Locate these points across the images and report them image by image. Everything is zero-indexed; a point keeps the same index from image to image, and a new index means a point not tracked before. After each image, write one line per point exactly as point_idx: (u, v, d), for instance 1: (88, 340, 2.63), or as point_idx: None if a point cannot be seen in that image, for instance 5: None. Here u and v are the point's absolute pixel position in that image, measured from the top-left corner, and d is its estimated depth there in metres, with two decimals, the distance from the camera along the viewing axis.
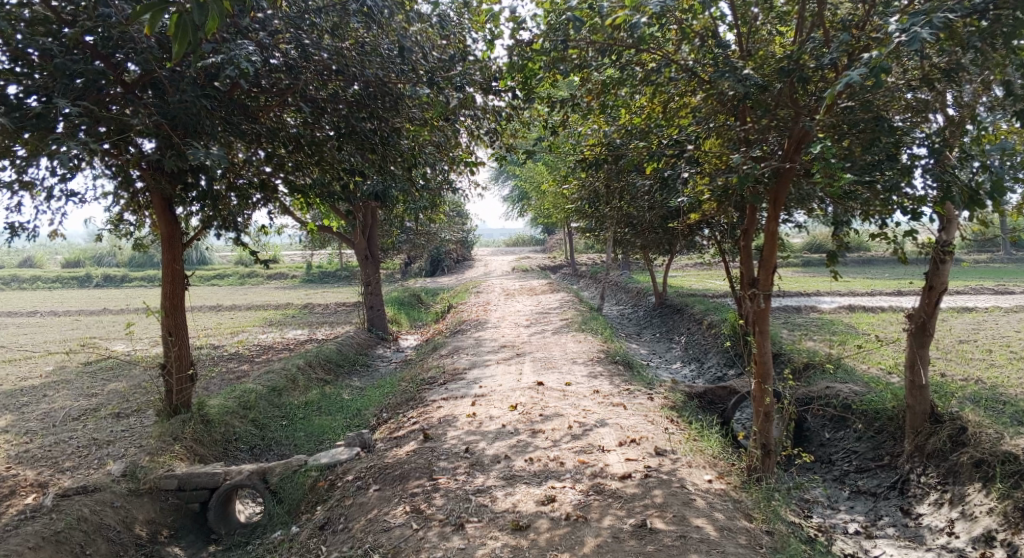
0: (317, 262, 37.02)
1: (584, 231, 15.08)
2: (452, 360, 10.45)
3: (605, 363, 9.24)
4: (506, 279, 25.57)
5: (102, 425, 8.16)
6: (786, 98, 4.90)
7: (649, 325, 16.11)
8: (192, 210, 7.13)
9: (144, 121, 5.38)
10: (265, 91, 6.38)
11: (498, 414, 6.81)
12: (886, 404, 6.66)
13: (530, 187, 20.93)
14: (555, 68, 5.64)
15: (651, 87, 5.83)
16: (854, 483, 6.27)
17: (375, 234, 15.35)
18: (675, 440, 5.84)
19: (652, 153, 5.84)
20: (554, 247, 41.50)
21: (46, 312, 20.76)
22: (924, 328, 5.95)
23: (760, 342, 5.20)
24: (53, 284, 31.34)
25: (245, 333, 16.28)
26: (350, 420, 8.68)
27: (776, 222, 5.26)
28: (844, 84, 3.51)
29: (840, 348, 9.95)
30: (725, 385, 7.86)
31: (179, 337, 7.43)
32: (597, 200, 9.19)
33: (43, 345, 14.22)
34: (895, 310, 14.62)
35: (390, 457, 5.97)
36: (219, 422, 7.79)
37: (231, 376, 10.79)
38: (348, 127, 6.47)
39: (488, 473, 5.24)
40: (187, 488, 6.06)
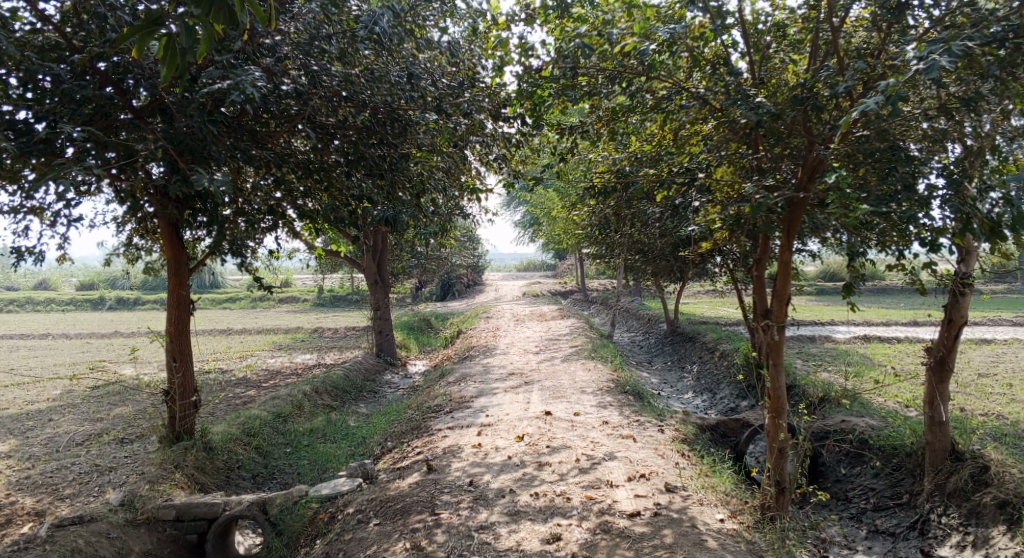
0: (329, 285, 37.17)
1: (594, 257, 14.99)
2: (459, 387, 10.31)
3: (615, 393, 9.05)
4: (517, 304, 25.49)
5: (105, 450, 8.08)
6: (800, 126, 4.82)
7: (660, 353, 15.89)
8: (199, 235, 7.12)
9: (152, 146, 5.38)
10: (275, 118, 6.38)
11: (504, 445, 6.65)
12: (905, 440, 6.42)
13: (541, 213, 20.94)
14: (565, 96, 5.60)
15: (661, 114, 5.77)
16: (872, 522, 6.01)
17: (386, 260, 15.33)
18: (686, 476, 5.65)
19: (663, 181, 5.77)
20: (564, 273, 41.42)
21: (58, 335, 20.91)
22: (943, 363, 5.74)
23: (774, 376, 5.03)
24: (67, 307, 31.65)
25: (254, 357, 16.25)
26: (355, 449, 8.54)
27: (790, 252, 5.13)
28: (860, 111, 3.43)
29: (855, 380, 9.71)
30: (737, 417, 7.66)
31: (184, 362, 7.36)
32: (608, 227, 9.12)
33: (53, 368, 14.24)
34: (912, 342, 14.31)
35: (393, 489, 5.82)
36: (221, 449, 7.70)
37: (237, 402, 10.71)
38: (357, 154, 6.46)
39: (492, 508, 5.08)
40: (185, 518, 5.96)
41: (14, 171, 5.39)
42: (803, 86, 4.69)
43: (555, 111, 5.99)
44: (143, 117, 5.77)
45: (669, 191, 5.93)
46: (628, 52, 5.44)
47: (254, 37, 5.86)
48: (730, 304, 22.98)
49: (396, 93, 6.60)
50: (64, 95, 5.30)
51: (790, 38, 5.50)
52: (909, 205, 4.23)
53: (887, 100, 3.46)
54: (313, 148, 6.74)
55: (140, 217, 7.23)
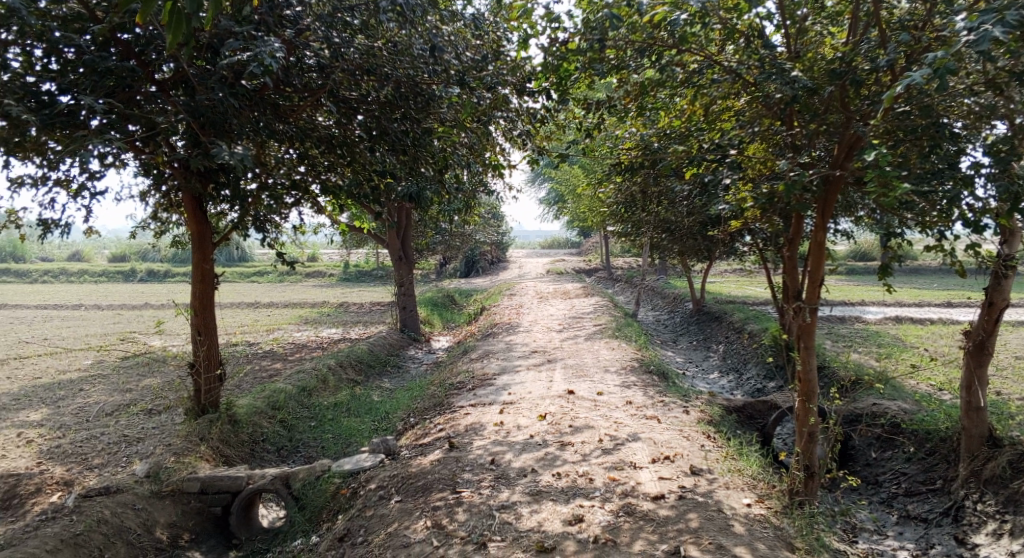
0: (354, 261, 37.44)
1: (620, 235, 14.79)
2: (481, 364, 10.28)
3: (639, 373, 8.94)
4: (541, 281, 25.36)
5: (134, 421, 8.24)
6: (839, 100, 4.56)
7: (686, 332, 15.69)
8: (222, 210, 7.11)
9: (174, 119, 5.33)
10: (297, 92, 6.26)
11: (526, 423, 6.61)
12: (940, 425, 6.20)
13: (566, 190, 20.69)
14: (591, 68, 5.39)
15: (692, 89, 5.54)
16: (903, 507, 5.81)
17: (409, 236, 15.30)
18: (712, 459, 5.54)
19: (692, 158, 5.56)
20: (589, 250, 41.11)
21: (92, 306, 21.42)
22: (983, 347, 5.50)
23: (805, 359, 4.83)
24: (100, 279, 32.40)
25: (280, 331, 16.45)
26: (377, 424, 8.59)
27: (825, 231, 4.91)
28: (907, 85, 3.18)
29: (887, 363, 9.44)
30: (765, 399, 7.49)
31: (208, 336, 7.42)
32: (635, 204, 8.93)
33: (86, 339, 14.59)
34: (947, 323, 13.90)
35: (415, 466, 5.82)
36: (247, 422, 7.79)
37: (263, 375, 10.85)
38: (380, 128, 6.35)
39: (513, 487, 5.04)
40: (209, 491, 6.05)
41: (39, 144, 5.40)
42: (846, 56, 4.43)
43: (582, 85, 5.79)
44: (166, 90, 5.73)
45: (699, 168, 5.72)
46: (658, 22, 5.20)
47: (275, 8, 5.75)
48: (757, 284, 22.56)
49: (418, 66, 6.45)
50: (88, 68, 5.27)
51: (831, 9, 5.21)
52: (956, 181, 3.99)
53: (934, 72, 3.18)
54: (336, 122, 6.64)
55: (164, 191, 7.24)
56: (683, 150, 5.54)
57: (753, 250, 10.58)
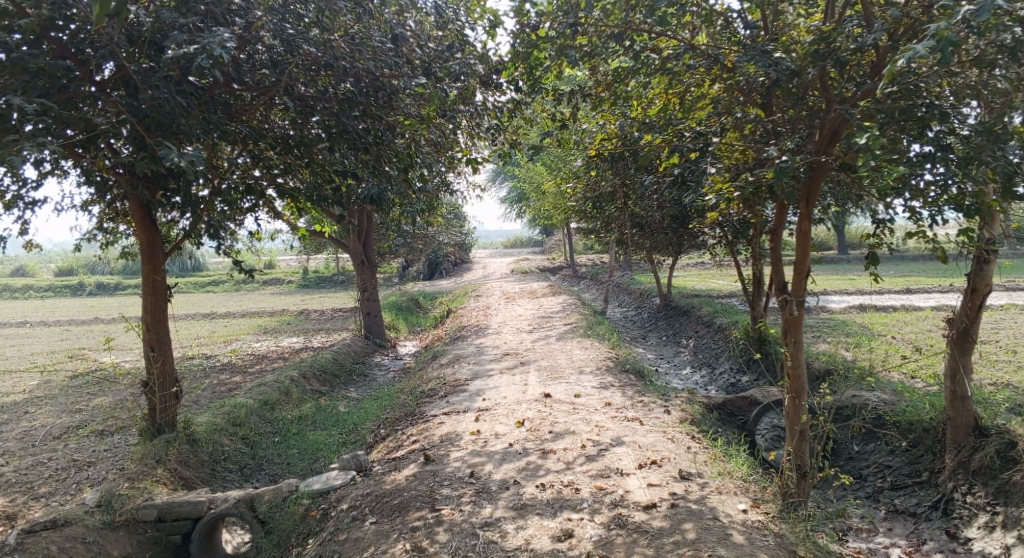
0: (314, 266, 36.56)
1: (587, 232, 14.66)
2: (452, 369, 9.95)
3: (615, 372, 8.76)
4: (507, 281, 25.12)
5: (84, 444, 7.67)
6: (820, 85, 4.47)
7: (654, 328, 15.62)
8: (172, 216, 6.64)
9: (114, 120, 4.89)
10: (250, 89, 5.88)
11: (504, 431, 6.34)
12: (922, 415, 6.16)
13: (531, 189, 20.46)
14: (564, 57, 5.16)
15: (665, 76, 5.35)
16: (890, 502, 5.76)
17: (372, 239, 14.84)
18: (700, 461, 5.36)
19: (671, 149, 5.37)
20: (552, 249, 41.08)
21: (37, 322, 20.29)
22: (966, 335, 5.47)
23: (794, 354, 4.69)
24: (45, 294, 30.84)
25: (239, 342, 15.79)
26: (346, 436, 8.20)
27: (810, 222, 4.79)
28: (908, 59, 3.19)
29: (858, 352, 9.46)
30: (744, 395, 7.37)
31: (162, 352, 6.91)
32: (605, 200, 8.75)
33: (30, 358, 13.71)
34: (908, 310, 14.15)
35: (389, 483, 5.48)
36: (206, 441, 7.31)
37: (223, 389, 10.30)
38: (340, 125, 5.99)
39: (496, 502, 4.75)
40: (168, 519, 5.59)
41: None
42: (831, 39, 4.30)
43: (553, 76, 5.56)
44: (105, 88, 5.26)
45: (677, 158, 5.54)
46: (634, 6, 4.99)
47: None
48: (721, 277, 22.71)
49: (378, 59, 6.10)
50: (13, 64, 4.79)
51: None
52: (948, 168, 3.95)
53: (936, 47, 3.20)
54: (291, 121, 6.27)
55: (108, 197, 6.73)
56: (661, 141, 5.32)
57: (721, 244, 10.53)
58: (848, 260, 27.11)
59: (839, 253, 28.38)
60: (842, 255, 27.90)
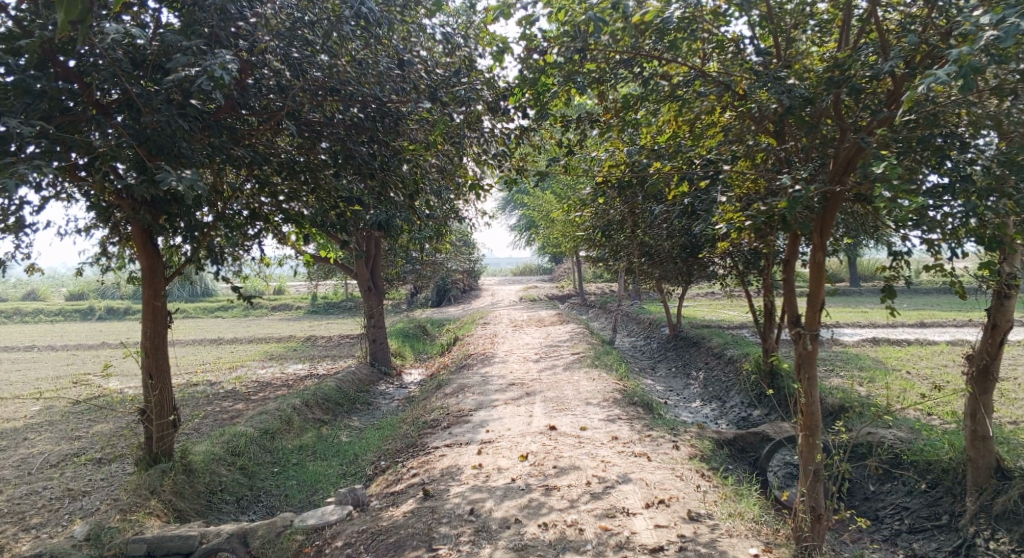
0: (322, 292, 36.59)
1: (595, 260, 14.55)
2: (457, 399, 9.76)
3: (622, 404, 8.55)
4: (515, 309, 24.96)
5: (80, 472, 7.52)
6: (834, 112, 4.36)
7: (663, 359, 15.37)
8: (175, 242, 6.59)
9: (117, 143, 4.86)
10: (257, 114, 5.87)
11: (507, 465, 6.14)
12: (941, 455, 5.92)
13: (539, 217, 20.42)
14: (572, 83, 5.11)
15: (674, 103, 5.27)
16: (909, 546, 5.49)
17: (379, 266, 14.78)
18: (710, 501, 5.14)
19: (680, 175, 5.28)
20: (561, 278, 40.98)
21: (45, 346, 20.29)
22: (987, 372, 5.27)
23: (808, 391, 4.49)
24: (55, 318, 30.98)
25: (244, 368, 15.67)
26: (346, 468, 8.02)
27: (823, 253, 4.64)
28: (928, 85, 3.09)
29: (871, 387, 9.21)
30: (756, 430, 7.13)
31: (161, 379, 6.80)
32: (613, 227, 8.63)
33: (35, 382, 13.64)
34: (923, 344, 13.86)
35: (386, 519, 5.29)
36: (203, 471, 7.14)
37: (225, 417, 10.16)
38: (345, 151, 5.96)
39: (495, 542, 4.55)
40: (157, 555, 5.34)
41: None
42: (844, 66, 4.21)
43: (559, 102, 5.50)
44: (111, 113, 5.25)
45: (686, 186, 5.44)
46: (642, 32, 4.95)
47: (227, 22, 5.33)
48: (731, 308, 22.45)
49: (384, 85, 6.07)
50: (17, 88, 4.78)
51: (818, 18, 5.02)
52: (967, 199, 3.81)
53: (959, 73, 3.11)
54: (298, 147, 6.24)
55: (112, 222, 6.70)
56: (670, 169, 5.22)
57: (732, 274, 10.36)
58: (859, 292, 26.81)
59: (850, 285, 28.07)
60: (853, 287, 27.59)
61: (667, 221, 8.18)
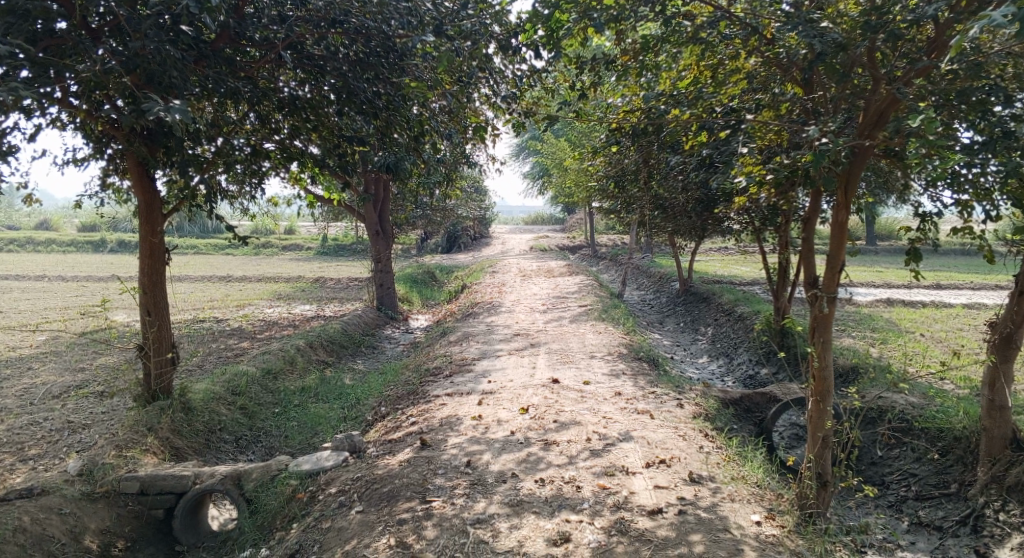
0: (333, 234, 36.44)
1: (607, 211, 14.19)
2: (460, 347, 9.66)
3: (628, 359, 8.40)
4: (524, 258, 24.75)
5: (82, 405, 7.52)
6: (867, 61, 3.94)
7: (672, 314, 15.19)
8: (171, 177, 6.35)
9: (103, 69, 4.56)
10: (257, 45, 5.54)
11: (507, 417, 6.04)
12: (955, 423, 5.71)
13: (552, 164, 19.93)
14: (588, 19, 4.70)
15: (696, 46, 4.88)
16: (914, 513, 5.33)
17: (387, 209, 14.51)
18: (712, 463, 5.00)
19: (700, 124, 4.90)
20: (573, 227, 40.52)
21: (55, 277, 20.40)
22: (1010, 341, 4.92)
23: (821, 354, 4.24)
24: (68, 249, 31.13)
25: (251, 307, 15.65)
26: (347, 412, 7.99)
27: (847, 209, 4.31)
28: (984, 27, 2.69)
29: (883, 348, 8.98)
30: (763, 391, 6.96)
31: (159, 317, 6.69)
32: (627, 178, 8.29)
33: (43, 313, 13.69)
34: (938, 307, 13.55)
35: (381, 468, 5.22)
36: (203, 410, 7.11)
37: (229, 355, 10.14)
38: (347, 87, 5.62)
39: (490, 497, 4.45)
40: (150, 493, 5.52)
41: None
42: (885, 9, 3.81)
43: (576, 42, 5.11)
44: (102, 37, 4.94)
45: (706, 135, 5.07)
46: None
47: None
48: (743, 263, 22.12)
49: (387, 16, 5.68)
50: None
51: None
52: (1012, 157, 3.48)
53: (1019, 14, 2.74)
54: (299, 83, 5.91)
55: (108, 154, 6.46)
56: (690, 117, 4.85)
57: (747, 230, 10.01)
58: (876, 251, 26.27)
59: (867, 243, 27.48)
60: (870, 246, 27.02)
61: (683, 171, 7.83)
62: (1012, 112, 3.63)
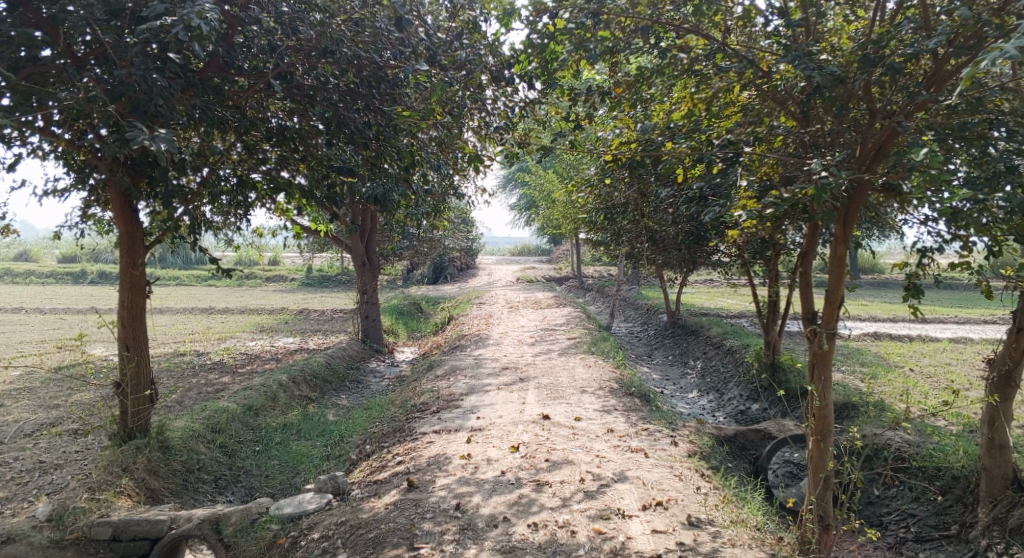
0: (318, 265, 36.17)
1: (595, 243, 14.19)
2: (448, 382, 9.46)
3: (618, 394, 8.26)
4: (511, 290, 24.65)
5: (54, 444, 7.20)
6: (864, 95, 4.01)
7: (660, 347, 15.09)
8: (154, 208, 6.20)
9: (86, 98, 4.45)
10: (245, 75, 5.48)
11: (497, 456, 5.85)
12: (953, 462, 5.62)
13: (539, 196, 20.01)
14: (582, 51, 4.68)
15: (690, 78, 4.94)
16: (915, 555, 5.19)
17: (374, 241, 14.38)
18: (710, 505, 4.85)
19: (697, 157, 4.87)
20: (559, 259, 40.59)
21: (33, 309, 19.93)
22: (1009, 378, 4.88)
23: (821, 393, 4.15)
24: (47, 280, 30.56)
25: (233, 339, 15.34)
26: (330, 449, 7.73)
27: (845, 244, 4.25)
28: (990, 62, 2.67)
29: (874, 383, 8.93)
30: (757, 428, 6.83)
31: (137, 352, 6.46)
32: (616, 211, 8.27)
33: (18, 346, 13.31)
34: (925, 340, 13.59)
35: (367, 511, 5.01)
36: (181, 449, 6.84)
37: (209, 391, 9.85)
38: (337, 118, 5.53)
39: (481, 543, 4.26)
40: (123, 538, 5.21)
41: None
42: (883, 42, 3.83)
43: (569, 74, 5.09)
44: (87, 67, 4.85)
45: (701, 168, 5.04)
46: None
47: None
48: (730, 296, 22.19)
49: (379, 47, 5.62)
50: None
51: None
52: (1012, 194, 3.46)
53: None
54: (287, 114, 5.83)
55: (89, 184, 6.30)
56: (684, 149, 4.82)
57: (736, 263, 10.01)
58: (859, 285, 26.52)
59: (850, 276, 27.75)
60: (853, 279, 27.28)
61: (673, 205, 7.82)
62: (1008, 150, 3.63)
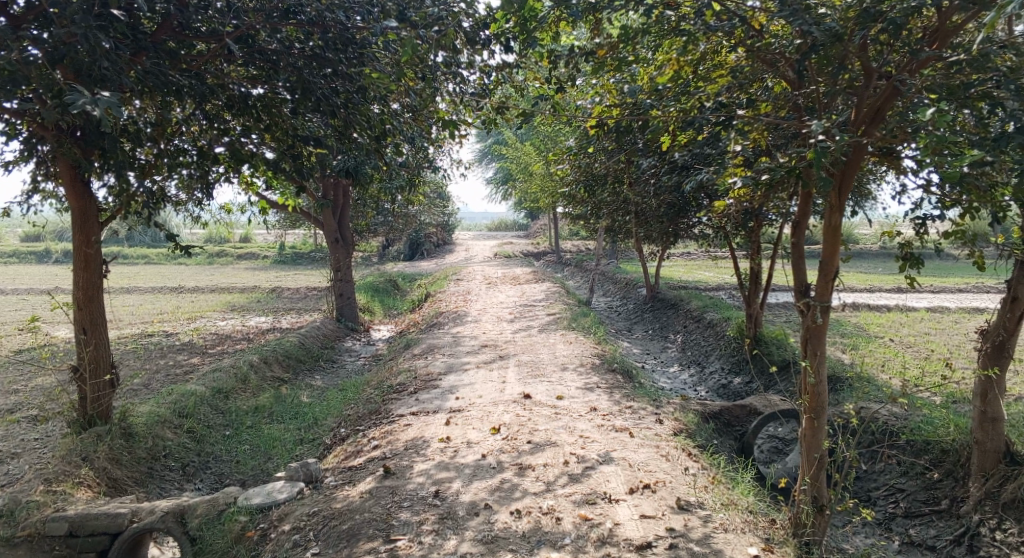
0: (291, 242, 35.36)
1: (574, 216, 13.95)
2: (426, 361, 9.19)
3: (601, 371, 8.08)
4: (489, 265, 24.32)
5: (10, 432, 6.79)
6: (862, 55, 3.74)
7: (640, 321, 14.97)
8: (107, 183, 5.76)
9: (17, 58, 4.01)
10: (201, 36, 5.05)
11: (477, 439, 5.62)
12: (942, 435, 5.54)
13: (517, 167, 19.70)
14: (564, 8, 4.31)
15: (678, 40, 4.61)
16: (904, 531, 5.12)
17: (347, 217, 13.93)
18: (699, 486, 4.69)
19: (685, 123, 4.57)
20: (537, 234, 40.33)
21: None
22: (1002, 350, 4.77)
23: (816, 370, 3.95)
24: (8, 259, 29.38)
25: (203, 319, 14.82)
26: (304, 433, 7.45)
27: (841, 214, 4.01)
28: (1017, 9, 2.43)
29: (857, 355, 8.87)
30: (743, 404, 6.70)
31: (94, 334, 6.07)
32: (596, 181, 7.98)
33: None
34: (903, 310, 13.66)
35: (341, 501, 4.76)
36: (145, 436, 6.49)
37: (176, 374, 9.43)
38: (302, 84, 5.06)
39: (462, 533, 4.04)
40: (81, 534, 4.89)
41: None
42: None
43: (548, 35, 4.74)
44: (20, 24, 4.39)
45: (689, 135, 4.74)
46: None
47: None
48: (708, 268, 22.19)
49: (347, 9, 5.23)
50: None
51: None
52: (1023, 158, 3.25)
53: None
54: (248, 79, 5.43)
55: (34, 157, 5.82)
56: (671, 116, 4.54)
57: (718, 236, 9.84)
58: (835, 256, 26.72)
59: None
60: None
61: (655, 175, 7.57)
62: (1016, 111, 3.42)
